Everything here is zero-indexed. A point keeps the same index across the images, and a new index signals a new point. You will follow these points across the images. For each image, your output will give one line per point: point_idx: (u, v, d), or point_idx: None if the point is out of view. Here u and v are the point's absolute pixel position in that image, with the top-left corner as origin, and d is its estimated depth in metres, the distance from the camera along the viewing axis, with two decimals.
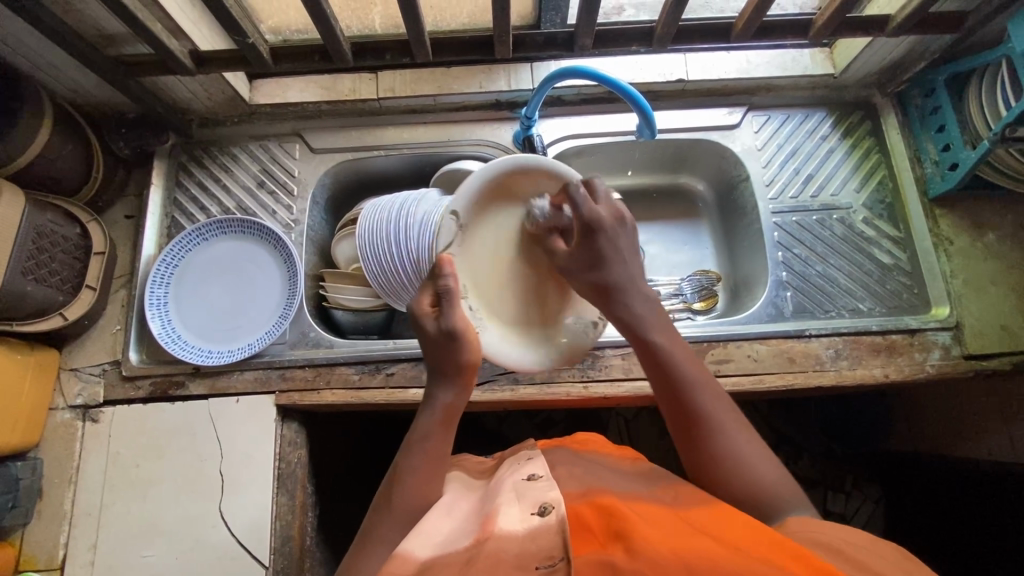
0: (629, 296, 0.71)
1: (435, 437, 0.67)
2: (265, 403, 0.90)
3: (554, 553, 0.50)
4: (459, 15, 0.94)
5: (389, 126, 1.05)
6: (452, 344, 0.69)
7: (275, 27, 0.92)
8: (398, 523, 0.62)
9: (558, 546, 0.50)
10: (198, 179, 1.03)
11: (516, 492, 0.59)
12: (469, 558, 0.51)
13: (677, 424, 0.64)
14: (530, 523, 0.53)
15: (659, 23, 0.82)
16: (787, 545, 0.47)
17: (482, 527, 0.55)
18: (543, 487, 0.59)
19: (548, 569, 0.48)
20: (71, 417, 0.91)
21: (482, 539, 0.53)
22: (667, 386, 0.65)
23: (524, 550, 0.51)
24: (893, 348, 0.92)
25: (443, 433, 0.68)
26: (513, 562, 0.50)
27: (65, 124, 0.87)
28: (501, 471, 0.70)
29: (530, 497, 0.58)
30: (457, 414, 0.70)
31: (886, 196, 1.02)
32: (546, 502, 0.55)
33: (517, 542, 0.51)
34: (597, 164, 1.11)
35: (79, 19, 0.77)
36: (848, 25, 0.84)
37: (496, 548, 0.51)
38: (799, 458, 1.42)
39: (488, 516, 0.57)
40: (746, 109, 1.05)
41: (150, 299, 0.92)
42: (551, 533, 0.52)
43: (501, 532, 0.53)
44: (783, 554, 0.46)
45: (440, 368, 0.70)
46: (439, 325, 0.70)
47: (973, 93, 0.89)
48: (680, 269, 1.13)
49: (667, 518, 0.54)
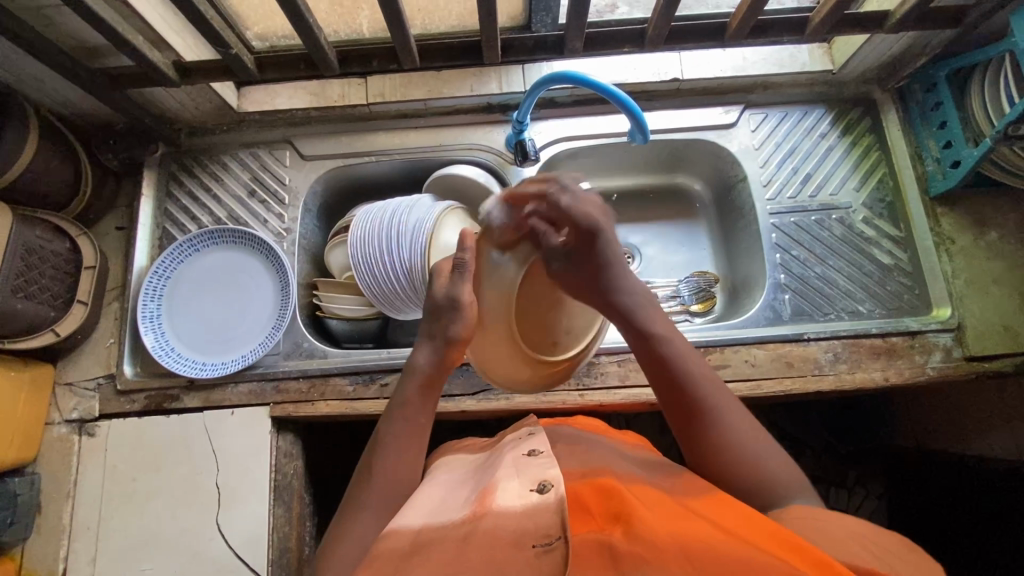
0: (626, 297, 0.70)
1: (414, 405, 0.71)
2: (260, 415, 0.90)
3: (552, 531, 0.48)
4: (448, 17, 0.92)
5: (379, 132, 1.03)
6: (447, 314, 0.72)
7: (261, 33, 0.91)
8: (389, 489, 0.65)
9: (555, 524, 0.49)
10: (188, 189, 1.02)
11: (516, 469, 0.60)
12: (465, 536, 0.51)
13: (674, 407, 0.65)
14: (528, 500, 0.53)
15: (650, 23, 0.80)
16: (783, 536, 0.46)
17: (480, 505, 0.55)
18: (542, 465, 0.59)
19: (544, 546, 0.47)
20: (67, 432, 0.91)
21: (479, 516, 0.53)
22: (663, 375, 0.66)
23: (521, 529, 0.50)
24: (893, 351, 0.91)
25: (422, 401, 0.71)
26: (510, 540, 0.49)
27: (50, 136, 0.86)
28: (504, 443, 0.72)
29: (530, 473, 0.58)
30: (437, 382, 0.73)
31: (886, 194, 1.00)
32: (545, 480, 0.55)
33: (514, 520, 0.51)
34: (592, 165, 1.10)
35: (59, 32, 0.76)
36: (846, 20, 0.81)
37: (492, 526, 0.51)
38: (801, 453, 1.41)
39: (486, 494, 0.57)
40: (742, 107, 1.03)
41: (143, 313, 0.92)
42: (549, 510, 0.51)
43: (499, 509, 0.53)
44: (783, 544, 0.44)
45: (428, 333, 0.74)
46: (446, 291, 0.73)
47: (976, 88, 0.87)
48: (677, 271, 1.12)
49: (666, 504, 0.54)
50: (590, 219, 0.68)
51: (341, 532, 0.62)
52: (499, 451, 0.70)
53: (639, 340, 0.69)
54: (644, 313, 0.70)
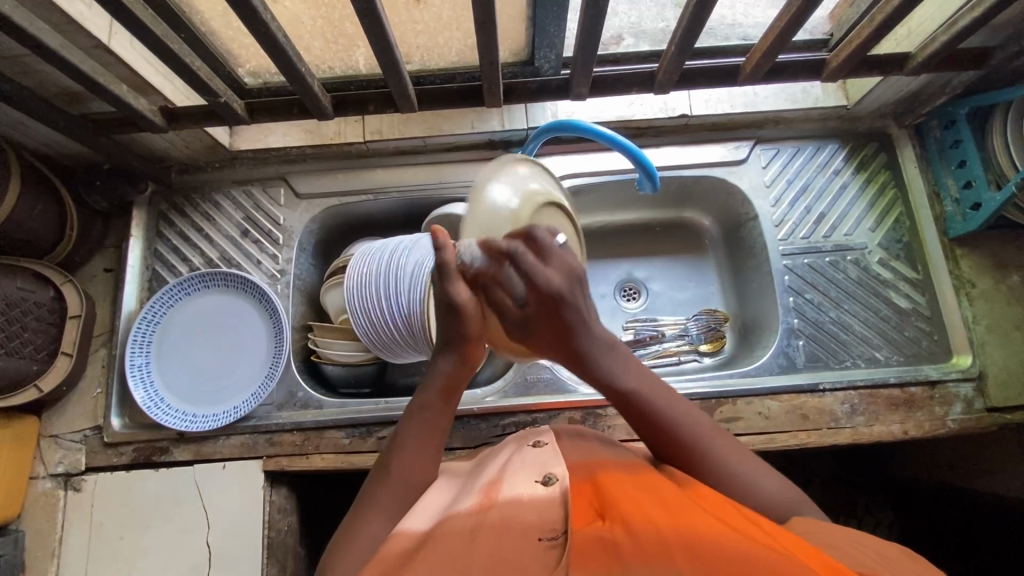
0: (607, 355, 0.58)
1: (434, 409, 0.60)
2: (252, 469, 0.86)
3: (558, 525, 0.47)
4: (448, 54, 0.85)
5: (378, 169, 1.00)
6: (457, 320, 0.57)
7: (253, 70, 0.82)
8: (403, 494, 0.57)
9: (561, 518, 0.48)
10: (179, 229, 0.98)
11: (522, 462, 0.59)
12: (472, 527, 0.49)
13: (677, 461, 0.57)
14: (533, 491, 0.52)
15: (661, 66, 0.78)
16: (800, 541, 0.41)
17: (487, 495, 0.54)
18: (548, 459, 0.58)
19: (551, 540, 0.46)
20: (52, 486, 0.87)
21: (486, 506, 0.52)
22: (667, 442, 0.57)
23: (529, 521, 0.49)
24: (912, 402, 0.87)
25: (445, 409, 0.61)
26: (519, 532, 0.48)
27: (37, 182, 0.83)
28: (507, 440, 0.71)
29: (537, 467, 0.57)
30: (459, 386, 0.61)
31: (903, 234, 0.96)
32: (550, 473, 0.54)
33: (521, 510, 0.50)
34: (597, 201, 1.06)
35: (38, 79, 0.73)
36: (865, 64, 0.79)
37: (500, 516, 0.50)
38: (810, 481, 1.22)
39: (492, 485, 0.55)
40: (752, 143, 0.99)
41: (130, 367, 0.88)
42: (556, 505, 0.50)
43: (507, 498, 0.52)
44: (802, 548, 0.40)
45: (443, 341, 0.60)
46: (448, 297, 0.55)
47: (996, 127, 0.83)
48: (685, 307, 1.08)
49: (666, 487, 0.51)
50: (554, 292, 0.53)
51: (347, 535, 0.54)
52: (499, 446, 0.69)
53: (616, 399, 0.59)
54: (619, 368, 0.58)
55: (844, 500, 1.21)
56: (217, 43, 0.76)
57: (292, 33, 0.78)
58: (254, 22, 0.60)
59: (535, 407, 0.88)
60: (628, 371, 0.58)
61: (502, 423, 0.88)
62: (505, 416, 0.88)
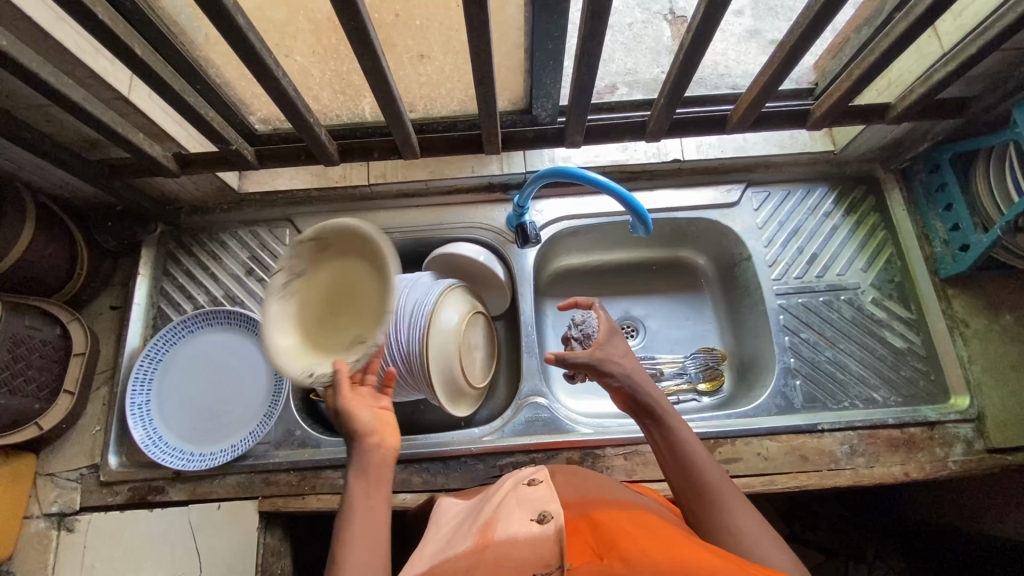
0: (647, 391, 0.67)
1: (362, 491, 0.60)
2: (247, 509, 0.86)
3: (553, 561, 0.47)
4: (450, 103, 0.89)
5: (380, 211, 1.03)
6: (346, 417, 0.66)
7: (264, 118, 0.87)
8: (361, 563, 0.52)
9: (556, 554, 0.47)
10: (186, 268, 1.00)
11: (516, 501, 0.58)
12: (470, 565, 0.49)
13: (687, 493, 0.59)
14: (530, 529, 0.52)
15: (650, 117, 0.82)
16: None
17: (483, 534, 0.53)
18: (543, 498, 0.57)
19: None
20: (45, 526, 0.86)
21: (484, 544, 0.51)
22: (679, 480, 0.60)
23: (525, 558, 0.48)
24: (912, 443, 0.87)
25: (374, 482, 0.61)
26: (515, 568, 0.47)
27: (50, 223, 0.86)
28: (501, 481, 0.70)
29: (532, 507, 0.56)
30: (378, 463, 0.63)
31: (895, 275, 0.98)
32: (546, 510, 0.54)
33: (517, 548, 0.49)
34: (595, 241, 1.08)
35: (59, 128, 0.76)
36: (848, 113, 0.82)
37: (497, 552, 0.50)
38: (816, 525, 1.18)
39: (488, 524, 0.55)
40: (744, 187, 1.02)
41: (130, 405, 0.88)
42: (549, 541, 0.49)
43: (502, 538, 0.51)
44: None
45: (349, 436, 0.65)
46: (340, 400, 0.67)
47: (980, 172, 0.85)
48: (682, 345, 1.08)
49: (659, 526, 0.51)
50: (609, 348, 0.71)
51: None
52: (492, 489, 0.69)
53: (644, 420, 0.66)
54: (651, 396, 0.66)
55: (853, 546, 1.15)
56: (230, 93, 0.80)
57: (303, 84, 0.82)
58: (267, 78, 0.64)
59: (533, 448, 0.88)
60: (660, 406, 0.66)
61: (500, 463, 0.87)
62: (502, 456, 0.88)
